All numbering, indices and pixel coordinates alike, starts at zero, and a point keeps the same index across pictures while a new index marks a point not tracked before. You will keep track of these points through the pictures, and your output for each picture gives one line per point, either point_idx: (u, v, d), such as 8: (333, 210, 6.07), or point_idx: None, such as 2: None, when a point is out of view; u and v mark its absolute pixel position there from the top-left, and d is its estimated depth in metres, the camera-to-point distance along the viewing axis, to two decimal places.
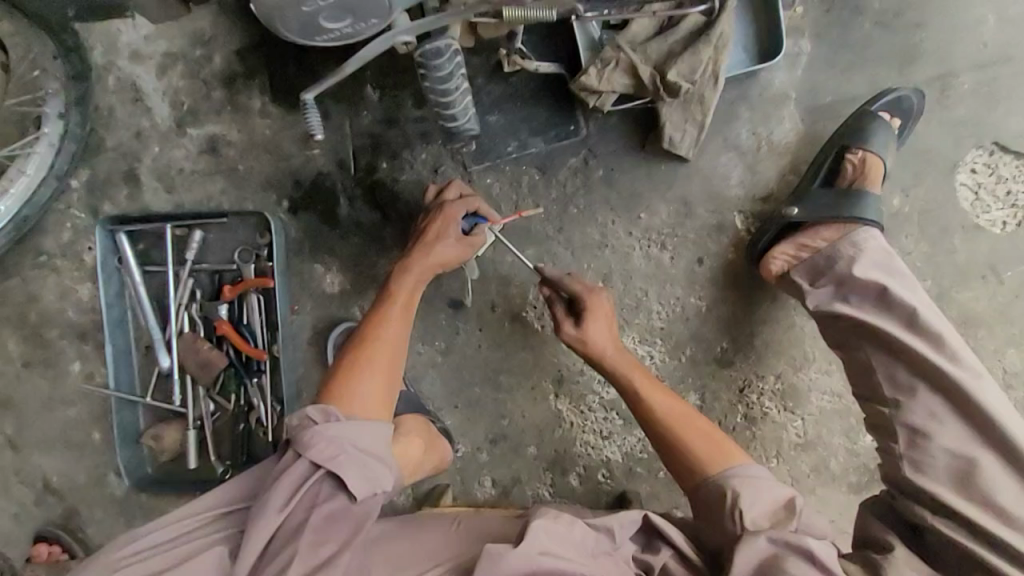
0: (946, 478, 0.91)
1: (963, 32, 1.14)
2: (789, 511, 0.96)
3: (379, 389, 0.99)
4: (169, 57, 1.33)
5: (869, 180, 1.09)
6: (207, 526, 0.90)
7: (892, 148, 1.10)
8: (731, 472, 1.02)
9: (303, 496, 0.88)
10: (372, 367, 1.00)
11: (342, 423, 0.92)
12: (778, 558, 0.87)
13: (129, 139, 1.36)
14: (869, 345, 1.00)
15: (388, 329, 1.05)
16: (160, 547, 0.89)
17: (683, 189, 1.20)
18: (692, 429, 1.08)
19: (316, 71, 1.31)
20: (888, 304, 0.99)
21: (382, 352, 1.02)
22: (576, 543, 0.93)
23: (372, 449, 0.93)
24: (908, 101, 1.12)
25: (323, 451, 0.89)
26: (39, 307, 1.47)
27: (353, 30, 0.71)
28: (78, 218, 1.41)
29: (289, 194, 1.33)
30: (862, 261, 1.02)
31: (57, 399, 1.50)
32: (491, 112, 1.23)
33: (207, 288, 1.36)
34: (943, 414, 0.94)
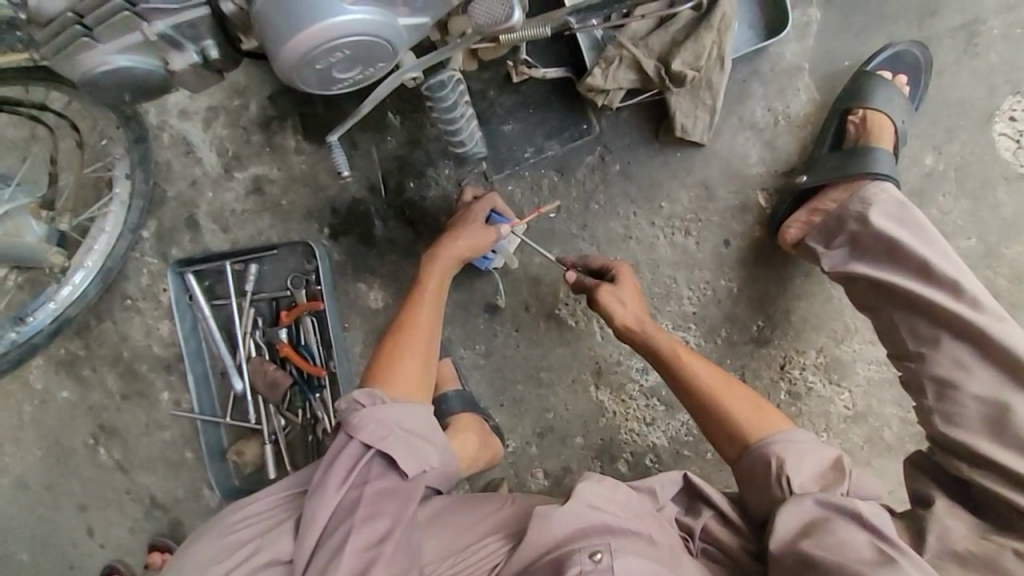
0: (979, 426, 0.91)
1: None
2: (839, 472, 0.98)
3: (418, 369, 1.10)
4: (212, 110, 1.47)
5: (874, 135, 1.08)
6: (286, 501, 1.01)
7: (899, 103, 1.08)
8: (774, 438, 1.04)
9: (359, 472, 0.98)
10: (407, 350, 1.11)
11: (387, 406, 1.02)
12: (825, 519, 0.89)
13: (187, 188, 1.51)
14: (890, 307, 1.00)
15: (421, 313, 1.14)
16: (254, 515, 1.00)
17: (702, 174, 1.21)
18: (730, 398, 1.09)
19: (341, 104, 1.40)
20: (902, 259, 0.99)
21: (418, 338, 1.12)
22: (622, 503, 1.00)
23: (414, 428, 1.03)
24: (911, 55, 1.09)
25: (372, 431, 0.99)
26: (129, 345, 1.66)
27: (363, 75, 0.78)
28: (153, 264, 1.59)
29: (328, 221, 1.43)
30: (876, 215, 1.02)
31: (153, 425, 1.69)
32: (505, 121, 1.27)
33: (267, 315, 1.51)
34: (974, 363, 0.93)
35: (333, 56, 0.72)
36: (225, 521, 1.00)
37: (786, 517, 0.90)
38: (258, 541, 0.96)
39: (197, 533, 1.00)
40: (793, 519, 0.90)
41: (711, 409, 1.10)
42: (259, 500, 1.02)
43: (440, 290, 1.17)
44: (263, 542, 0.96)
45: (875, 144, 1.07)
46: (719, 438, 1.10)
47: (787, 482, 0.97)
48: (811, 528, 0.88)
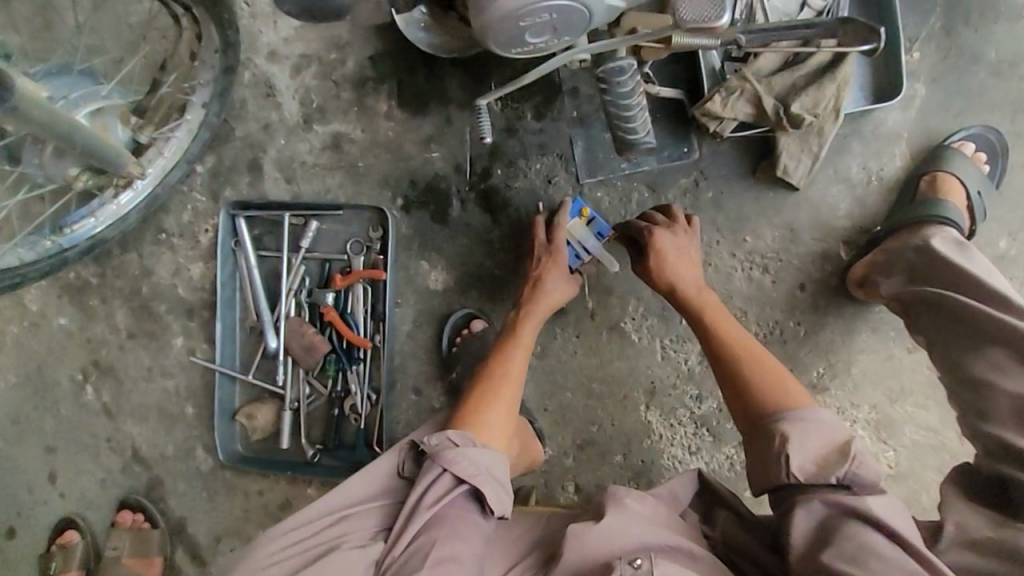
0: (1013, 422, 0.92)
1: None
2: (843, 454, 0.93)
3: (504, 419, 1.08)
4: (305, 59, 1.43)
5: (946, 197, 1.14)
6: (331, 523, 1.01)
7: (973, 174, 1.14)
8: (781, 414, 1.00)
9: (450, 500, 0.97)
10: (496, 401, 1.09)
11: (480, 449, 1.00)
12: (838, 523, 0.88)
13: (258, 131, 1.46)
14: (933, 313, 1.02)
15: (514, 367, 1.14)
16: (299, 542, 0.99)
17: (791, 216, 1.25)
18: (752, 369, 1.07)
19: (441, 79, 1.37)
20: (944, 270, 1.02)
21: (505, 389, 1.11)
22: (647, 514, 0.99)
23: (498, 475, 1.01)
24: (987, 138, 1.17)
25: (465, 468, 0.98)
26: (151, 282, 1.56)
27: (547, 45, 0.78)
28: (200, 201, 1.51)
29: (404, 192, 1.40)
30: (934, 242, 1.05)
31: (156, 370, 1.57)
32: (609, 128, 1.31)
33: (316, 276, 1.45)
34: (1011, 366, 0.93)
35: (539, 17, 0.72)
36: (263, 552, 0.99)
37: (799, 525, 0.90)
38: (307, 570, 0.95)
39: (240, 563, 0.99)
40: (807, 525, 0.90)
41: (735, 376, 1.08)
42: (298, 523, 1.01)
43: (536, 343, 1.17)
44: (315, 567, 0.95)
45: (946, 201, 1.13)
46: (732, 407, 1.08)
47: (786, 462, 0.94)
48: (825, 536, 0.88)
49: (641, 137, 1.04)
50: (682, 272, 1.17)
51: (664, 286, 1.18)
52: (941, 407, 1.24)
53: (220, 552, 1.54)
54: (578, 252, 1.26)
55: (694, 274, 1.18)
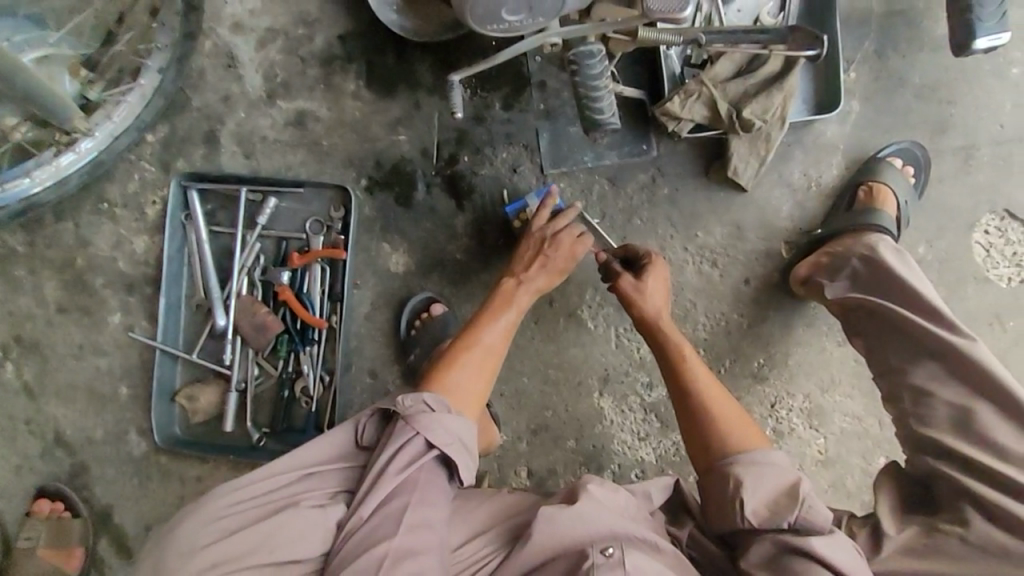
0: (946, 425, 1.02)
1: (988, 112, 1.31)
2: (793, 499, 0.98)
3: (480, 379, 1.10)
4: (270, 33, 1.40)
5: (880, 206, 1.24)
6: (295, 485, 1.00)
7: (902, 185, 1.25)
8: (739, 458, 1.04)
9: (412, 471, 0.98)
10: (469, 362, 1.11)
11: (456, 416, 1.02)
12: (785, 557, 0.96)
13: (217, 102, 1.41)
14: (880, 324, 1.11)
15: (491, 333, 1.15)
16: (259, 501, 0.99)
17: (738, 216, 1.33)
18: (716, 406, 1.11)
19: (411, 63, 1.38)
20: (894, 294, 1.10)
21: (484, 346, 1.13)
22: (620, 507, 1.00)
23: (469, 442, 1.03)
24: (913, 153, 1.29)
25: (441, 435, 1.00)
26: (87, 253, 1.46)
27: (522, 23, 0.82)
28: (148, 171, 1.44)
29: (368, 173, 1.39)
30: (881, 248, 1.14)
31: (87, 348, 1.47)
32: (573, 124, 1.36)
33: (272, 254, 1.41)
34: (947, 378, 1.03)
35: None
36: (219, 506, 0.98)
37: (755, 553, 0.98)
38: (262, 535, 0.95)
39: (189, 508, 0.99)
40: (760, 554, 0.98)
41: (699, 411, 1.11)
42: (256, 482, 1.00)
43: (515, 315, 1.17)
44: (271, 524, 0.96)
45: (880, 210, 1.23)
46: (693, 445, 1.10)
47: (742, 506, 0.99)
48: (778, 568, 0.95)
49: (608, 119, 1.03)
50: (654, 300, 1.19)
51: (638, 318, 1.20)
52: (865, 398, 1.34)
53: (149, 543, 1.44)
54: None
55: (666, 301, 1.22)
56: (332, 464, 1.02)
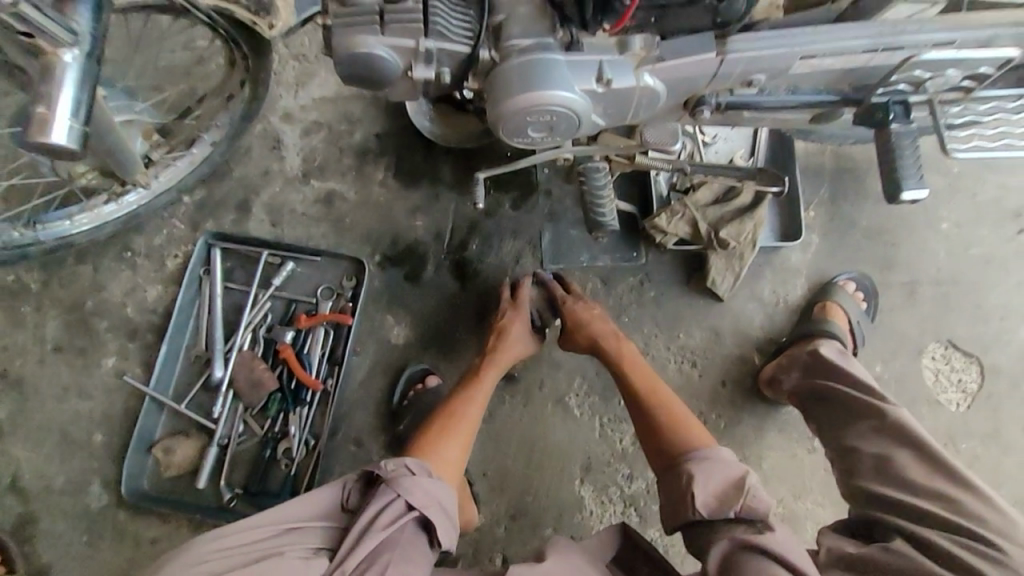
0: (873, 471, 1.12)
1: (930, 254, 1.50)
2: (739, 490, 1.07)
3: (458, 457, 1.18)
4: (316, 124, 1.60)
5: (834, 322, 1.40)
6: (278, 536, 0.99)
7: (854, 307, 1.42)
8: (689, 456, 1.14)
9: (395, 527, 0.99)
10: (447, 432, 1.20)
11: (434, 479, 1.06)
12: (745, 558, 1.02)
13: (256, 176, 1.57)
14: (824, 406, 1.23)
15: (471, 409, 1.24)
16: (242, 549, 0.98)
17: (716, 322, 1.47)
18: (666, 415, 1.22)
19: (436, 162, 1.57)
20: (836, 379, 1.22)
21: (463, 425, 1.21)
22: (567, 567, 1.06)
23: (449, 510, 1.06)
24: (864, 282, 1.46)
25: (420, 498, 1.02)
26: (98, 296, 1.51)
27: (542, 139, 0.97)
28: (177, 228, 1.55)
29: (383, 250, 1.52)
30: (825, 348, 1.26)
31: (73, 390, 1.46)
32: (572, 227, 1.53)
33: (280, 315, 1.48)
34: (876, 435, 1.14)
35: (542, 116, 0.92)
36: (202, 550, 0.97)
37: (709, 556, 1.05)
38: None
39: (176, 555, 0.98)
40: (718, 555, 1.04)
41: (653, 426, 1.22)
42: (245, 527, 0.99)
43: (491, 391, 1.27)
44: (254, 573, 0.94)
45: (833, 325, 1.38)
46: (650, 451, 1.21)
47: (693, 500, 1.08)
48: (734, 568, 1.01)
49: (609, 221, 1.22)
50: (603, 328, 1.33)
51: (586, 340, 1.34)
52: (835, 508, 1.39)
53: None
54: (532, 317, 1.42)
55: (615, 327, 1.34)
56: (316, 520, 1.01)
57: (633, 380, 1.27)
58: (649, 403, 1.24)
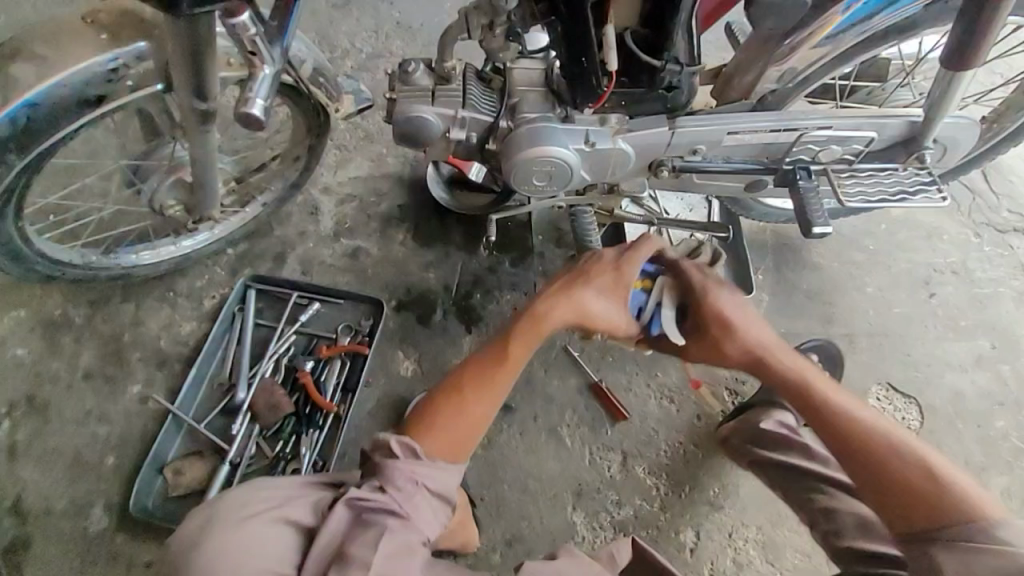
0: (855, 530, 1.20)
1: (863, 313, 1.79)
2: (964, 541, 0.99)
3: (453, 431, 1.14)
4: (349, 197, 1.92)
5: None
6: (279, 502, 1.05)
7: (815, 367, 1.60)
8: (957, 516, 1.02)
9: (367, 510, 1.02)
10: (447, 424, 1.15)
11: (420, 463, 1.08)
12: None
13: (294, 234, 1.84)
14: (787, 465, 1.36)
15: (474, 407, 1.18)
16: (261, 502, 1.05)
17: (689, 363, 1.68)
18: (878, 449, 1.11)
19: (448, 227, 1.87)
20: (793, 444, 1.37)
21: (484, 391, 1.20)
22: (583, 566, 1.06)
23: (439, 490, 1.09)
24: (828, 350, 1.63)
25: (396, 482, 1.05)
26: (135, 330, 1.67)
27: (543, 187, 1.29)
28: (217, 274, 1.76)
29: (398, 296, 1.76)
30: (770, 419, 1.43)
31: (95, 415, 1.55)
32: (562, 281, 1.77)
33: (301, 348, 1.65)
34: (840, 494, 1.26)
35: (543, 166, 1.24)
36: (223, 505, 1.04)
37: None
38: (261, 528, 1.01)
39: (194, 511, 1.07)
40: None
41: (868, 453, 1.12)
42: (260, 490, 1.07)
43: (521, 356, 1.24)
44: (267, 522, 1.02)
45: None
46: (873, 494, 1.10)
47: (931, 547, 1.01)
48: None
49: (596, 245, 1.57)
50: (762, 352, 1.29)
51: (745, 349, 1.30)
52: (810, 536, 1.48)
53: None
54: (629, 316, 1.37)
55: (769, 338, 1.30)
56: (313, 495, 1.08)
57: (827, 406, 1.19)
58: (869, 432, 1.14)
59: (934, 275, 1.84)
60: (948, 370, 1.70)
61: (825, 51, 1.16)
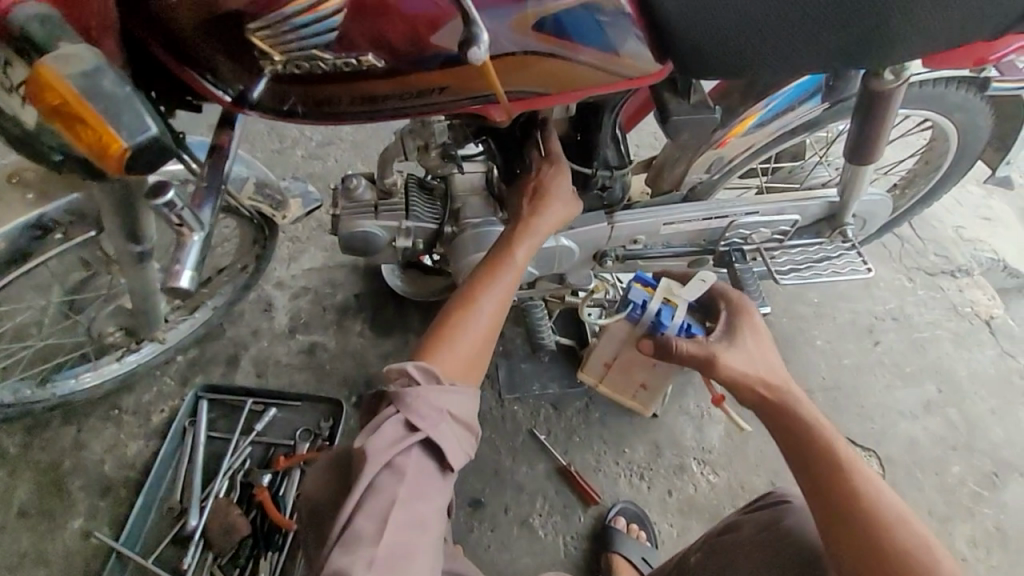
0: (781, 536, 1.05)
1: (816, 366, 1.84)
2: None
3: (473, 349, 1.00)
4: (303, 288, 1.88)
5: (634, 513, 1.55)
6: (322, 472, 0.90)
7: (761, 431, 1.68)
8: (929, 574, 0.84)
9: (401, 450, 0.83)
10: (458, 349, 0.99)
11: (440, 391, 0.89)
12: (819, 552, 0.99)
13: (246, 334, 1.80)
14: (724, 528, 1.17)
15: (484, 305, 1.04)
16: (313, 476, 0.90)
17: (655, 435, 1.69)
18: (851, 482, 0.94)
19: (405, 312, 1.85)
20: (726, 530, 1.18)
21: (476, 307, 1.04)
22: None
23: (462, 418, 0.90)
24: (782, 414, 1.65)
25: (421, 408, 0.86)
26: (77, 455, 1.57)
27: None
28: (166, 384, 1.69)
29: (359, 391, 1.73)
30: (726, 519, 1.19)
31: (35, 557, 1.45)
32: (524, 360, 1.77)
33: (258, 459, 1.59)
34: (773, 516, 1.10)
35: None
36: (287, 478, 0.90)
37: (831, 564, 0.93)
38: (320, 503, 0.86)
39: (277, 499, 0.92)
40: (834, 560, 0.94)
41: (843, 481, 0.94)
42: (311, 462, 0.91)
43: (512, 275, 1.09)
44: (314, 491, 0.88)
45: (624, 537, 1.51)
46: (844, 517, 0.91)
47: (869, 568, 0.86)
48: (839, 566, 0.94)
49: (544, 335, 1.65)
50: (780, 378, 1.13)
51: (762, 369, 1.14)
52: None
53: None
54: (636, 307, 1.31)
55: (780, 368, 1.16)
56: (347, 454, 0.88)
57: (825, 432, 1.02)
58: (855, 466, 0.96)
59: (877, 323, 1.92)
60: (902, 419, 1.76)
61: (749, 141, 1.20)
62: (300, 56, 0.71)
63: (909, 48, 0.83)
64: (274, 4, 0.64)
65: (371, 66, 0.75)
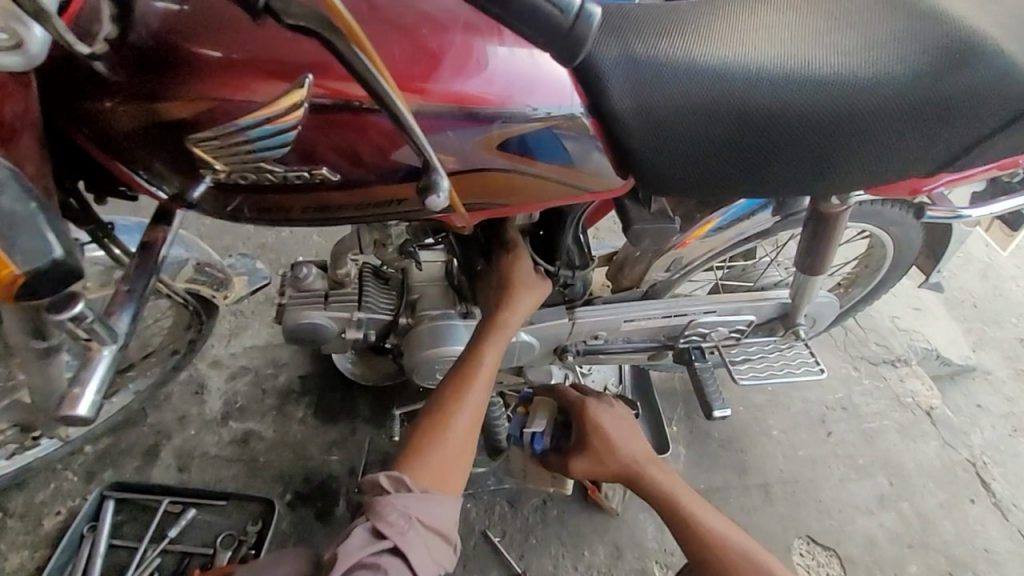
0: None
1: (775, 458, 1.83)
2: None
3: (457, 450, 1.00)
4: (243, 369, 1.74)
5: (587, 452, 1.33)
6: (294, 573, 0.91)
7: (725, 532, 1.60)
8: None
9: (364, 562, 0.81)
10: (439, 457, 0.99)
11: (416, 497, 0.89)
12: None
13: (171, 420, 1.62)
14: None
15: (470, 397, 1.03)
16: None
17: (615, 535, 1.59)
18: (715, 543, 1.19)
19: (354, 397, 1.72)
20: None
21: (463, 396, 1.03)
22: None
23: (438, 524, 0.88)
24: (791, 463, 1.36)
25: (394, 517, 0.85)
26: None
27: None
28: (67, 480, 1.49)
29: (295, 488, 1.56)
30: None
31: None
32: (480, 452, 1.67)
33: (167, 572, 1.39)
34: None
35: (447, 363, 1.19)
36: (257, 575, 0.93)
37: None
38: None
39: None
40: None
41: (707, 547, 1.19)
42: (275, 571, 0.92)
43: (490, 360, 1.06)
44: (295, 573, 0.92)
45: None
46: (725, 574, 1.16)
47: None
48: None
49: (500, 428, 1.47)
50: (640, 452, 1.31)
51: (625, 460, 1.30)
52: None
53: None
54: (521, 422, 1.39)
55: (639, 444, 1.33)
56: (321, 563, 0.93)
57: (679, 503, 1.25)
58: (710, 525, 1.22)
59: (828, 412, 1.95)
60: (858, 514, 1.75)
61: (705, 245, 1.24)
62: (244, 167, 0.69)
63: (850, 181, 0.87)
64: (224, 116, 0.66)
65: (325, 179, 0.72)
